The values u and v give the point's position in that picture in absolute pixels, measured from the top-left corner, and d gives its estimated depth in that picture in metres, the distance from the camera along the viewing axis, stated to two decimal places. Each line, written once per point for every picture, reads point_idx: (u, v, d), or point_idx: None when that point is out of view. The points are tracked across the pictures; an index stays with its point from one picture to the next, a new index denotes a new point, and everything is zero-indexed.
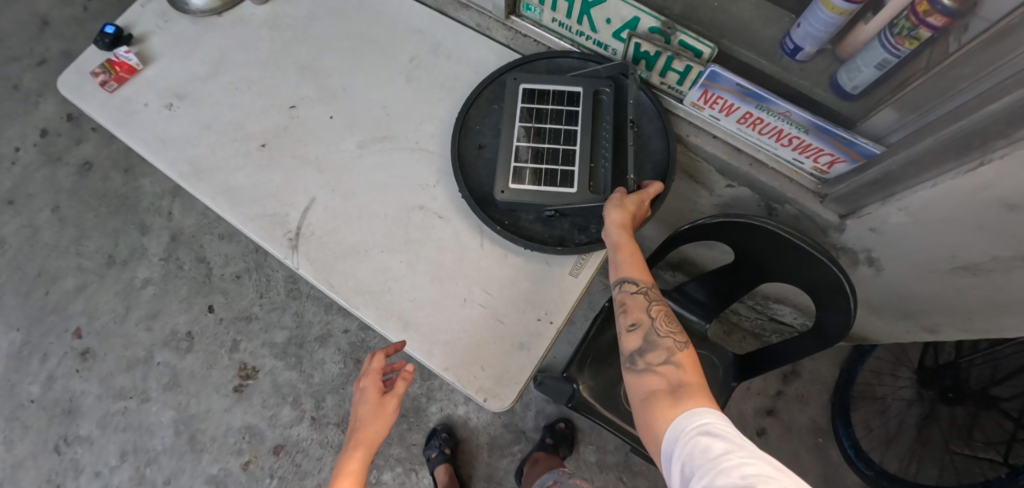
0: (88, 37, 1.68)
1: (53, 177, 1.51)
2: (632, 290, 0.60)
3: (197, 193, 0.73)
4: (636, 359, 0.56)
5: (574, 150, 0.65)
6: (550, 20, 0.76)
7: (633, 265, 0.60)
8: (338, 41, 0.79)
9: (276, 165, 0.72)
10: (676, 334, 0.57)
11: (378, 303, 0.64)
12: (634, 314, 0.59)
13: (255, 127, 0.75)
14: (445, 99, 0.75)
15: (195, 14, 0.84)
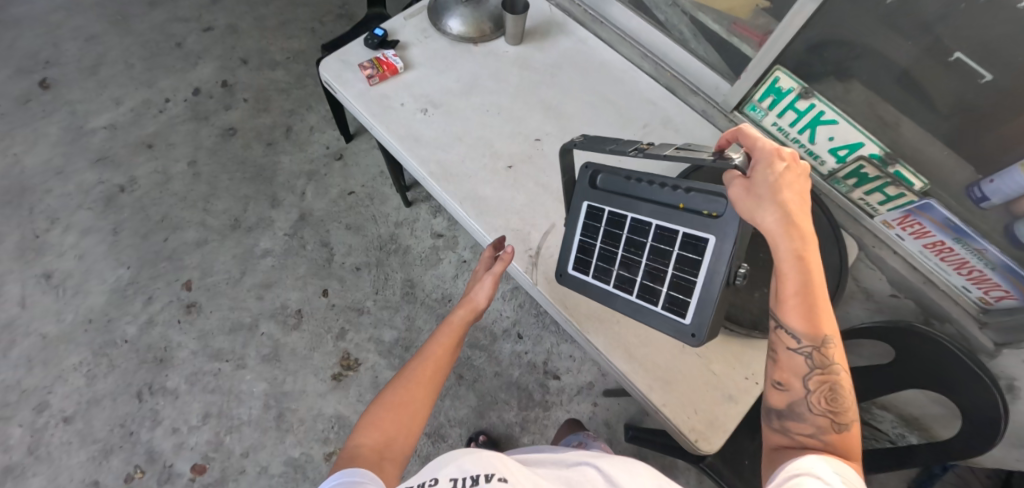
0: (255, 16, 1.80)
1: (196, 134, 1.59)
2: (789, 346, 0.52)
3: (442, 193, 0.81)
4: (773, 417, 0.54)
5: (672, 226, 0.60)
6: (771, 122, 0.88)
7: (794, 309, 0.50)
8: (583, 93, 0.91)
9: (521, 187, 0.81)
10: (834, 408, 0.50)
11: (607, 331, 0.72)
12: (784, 373, 0.53)
13: (503, 149, 0.84)
14: (672, 166, 0.86)
15: (452, 37, 0.96)
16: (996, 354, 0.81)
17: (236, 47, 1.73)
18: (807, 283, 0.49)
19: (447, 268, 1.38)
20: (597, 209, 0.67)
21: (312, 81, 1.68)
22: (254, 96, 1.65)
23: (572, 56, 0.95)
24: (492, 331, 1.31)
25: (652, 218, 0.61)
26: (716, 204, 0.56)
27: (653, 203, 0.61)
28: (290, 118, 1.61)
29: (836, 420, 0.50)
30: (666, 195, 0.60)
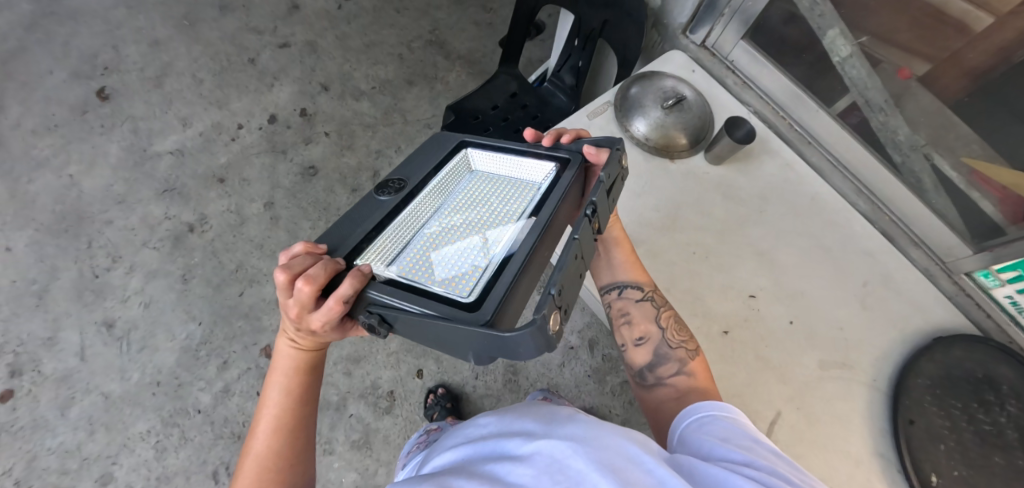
0: (335, 34, 1.63)
1: (273, 170, 1.44)
2: (636, 297, 0.66)
3: None
4: (647, 374, 0.61)
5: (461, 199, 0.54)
6: (1004, 295, 0.75)
7: (634, 267, 0.67)
8: (797, 238, 0.80)
9: (738, 360, 0.73)
10: (687, 343, 0.62)
11: None
12: (641, 326, 0.64)
13: (716, 308, 0.75)
14: (894, 337, 0.77)
15: (646, 148, 0.83)
16: None
17: (316, 71, 1.57)
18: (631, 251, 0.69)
19: (552, 355, 1.29)
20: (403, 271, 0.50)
21: (400, 118, 1.52)
22: (336, 130, 1.49)
23: (780, 184, 0.83)
24: None
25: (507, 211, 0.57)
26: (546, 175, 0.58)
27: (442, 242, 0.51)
28: (377, 161, 1.46)
29: (689, 347, 0.61)
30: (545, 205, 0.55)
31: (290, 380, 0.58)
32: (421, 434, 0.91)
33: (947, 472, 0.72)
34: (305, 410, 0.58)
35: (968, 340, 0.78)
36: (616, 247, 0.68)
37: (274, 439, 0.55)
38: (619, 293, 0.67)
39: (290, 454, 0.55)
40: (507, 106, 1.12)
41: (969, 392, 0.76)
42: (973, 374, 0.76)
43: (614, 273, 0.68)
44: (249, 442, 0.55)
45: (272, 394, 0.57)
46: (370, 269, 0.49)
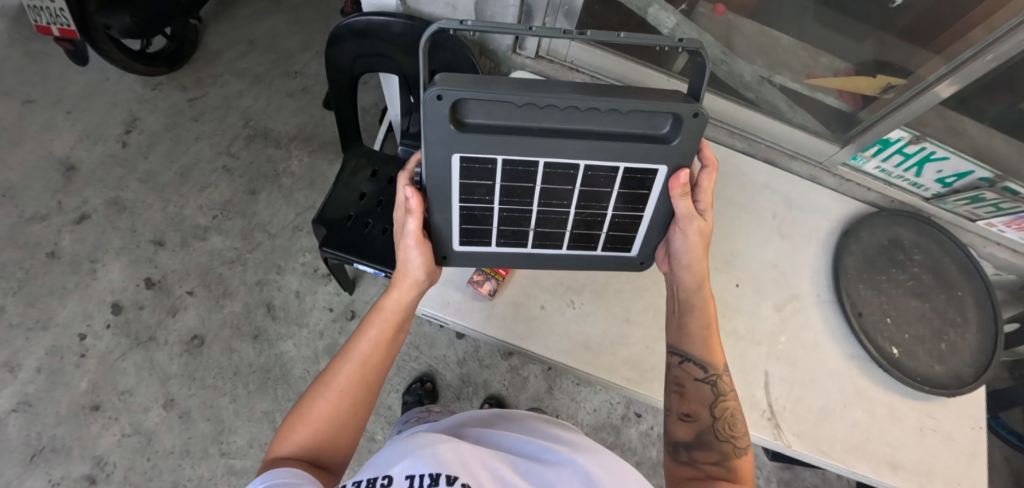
0: (139, 179, 1.38)
1: (151, 363, 1.21)
2: (695, 375, 0.62)
3: (654, 398, 0.69)
4: (682, 450, 0.59)
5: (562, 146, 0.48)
6: (873, 166, 0.86)
7: (703, 344, 0.63)
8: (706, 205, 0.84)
9: None
10: (737, 439, 0.58)
11: (868, 457, 0.72)
12: (693, 405, 0.61)
13: None
14: (814, 247, 0.84)
15: None
16: None
17: (139, 229, 1.33)
18: (706, 315, 0.64)
19: (537, 382, 1.29)
20: (486, 154, 0.49)
21: (265, 234, 1.36)
22: (200, 282, 1.30)
23: None
24: (616, 426, 1.27)
25: (578, 159, 0.49)
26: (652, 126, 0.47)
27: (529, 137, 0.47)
28: (265, 292, 1.30)
29: (739, 445, 0.58)
30: (598, 121, 0.46)
31: (385, 325, 0.59)
32: (418, 408, 1.05)
33: (903, 339, 0.79)
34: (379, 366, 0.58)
35: (866, 218, 0.86)
36: (688, 314, 0.65)
37: (348, 380, 0.55)
38: (680, 362, 0.63)
39: (346, 414, 0.54)
40: (377, 190, 1.02)
41: (889, 262, 0.84)
42: (882, 244, 0.85)
43: (677, 339, 0.64)
44: (327, 373, 0.57)
45: (365, 337, 0.58)
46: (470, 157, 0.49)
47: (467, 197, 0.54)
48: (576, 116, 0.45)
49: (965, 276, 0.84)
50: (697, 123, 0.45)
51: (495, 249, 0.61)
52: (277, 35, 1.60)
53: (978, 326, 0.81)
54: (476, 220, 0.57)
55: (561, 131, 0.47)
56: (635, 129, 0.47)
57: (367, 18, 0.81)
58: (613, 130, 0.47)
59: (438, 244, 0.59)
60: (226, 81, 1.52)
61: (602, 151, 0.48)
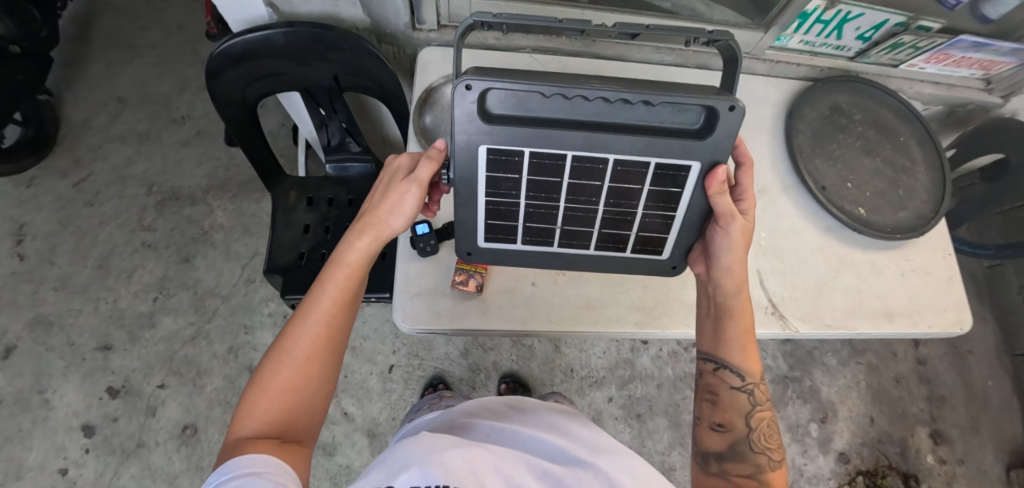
0: (55, 287, 1.23)
1: (150, 470, 1.12)
2: (732, 383, 0.60)
3: (666, 331, 0.70)
4: (712, 461, 0.58)
5: (595, 138, 0.48)
6: (797, 41, 0.87)
7: (741, 349, 0.60)
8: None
9: None
10: (771, 451, 0.57)
11: (865, 316, 0.77)
12: (727, 414, 0.59)
13: None
14: (765, 137, 0.85)
15: None
16: (1005, 103, 0.98)
17: (78, 340, 1.20)
18: (740, 322, 0.61)
19: (544, 346, 1.29)
20: (509, 147, 0.49)
21: (218, 298, 1.26)
22: (169, 370, 1.20)
23: None
24: (628, 360, 1.30)
25: (608, 154, 0.50)
26: (684, 120, 0.47)
27: (558, 127, 0.48)
28: (242, 356, 1.22)
29: (772, 457, 0.57)
30: (631, 112, 0.47)
31: (344, 283, 0.54)
32: (433, 397, 1.09)
33: (867, 198, 0.82)
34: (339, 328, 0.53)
35: (803, 95, 0.87)
36: (725, 318, 0.61)
37: (308, 345, 0.51)
38: (714, 369, 0.61)
39: (311, 384, 0.51)
40: (323, 218, 0.94)
41: (835, 129, 0.86)
42: (823, 115, 0.87)
43: (713, 344, 0.62)
44: (283, 339, 0.51)
45: (323, 297, 0.53)
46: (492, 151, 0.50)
47: (492, 191, 0.54)
48: (610, 109, 0.46)
49: (904, 120, 0.88)
50: (733, 118, 0.44)
51: (522, 247, 0.61)
52: (144, 82, 1.42)
53: (925, 164, 0.86)
54: (503, 215, 0.57)
55: (592, 123, 0.48)
56: (669, 121, 0.47)
57: (241, 38, 0.70)
58: (646, 123, 0.48)
59: (462, 238, 0.60)
60: (108, 151, 1.35)
61: (631, 145, 0.48)
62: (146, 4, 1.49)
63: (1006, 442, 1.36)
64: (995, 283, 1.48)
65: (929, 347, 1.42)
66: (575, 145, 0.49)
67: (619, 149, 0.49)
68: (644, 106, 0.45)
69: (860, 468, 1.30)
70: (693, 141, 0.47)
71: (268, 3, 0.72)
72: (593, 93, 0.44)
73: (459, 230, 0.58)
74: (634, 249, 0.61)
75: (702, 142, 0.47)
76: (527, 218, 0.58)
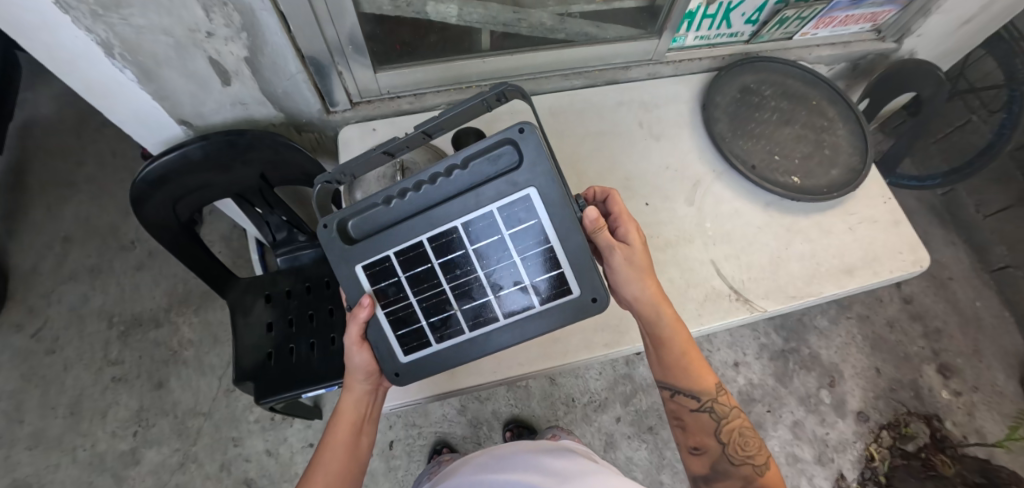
0: (27, 446, 1.17)
1: None
2: (692, 406, 0.63)
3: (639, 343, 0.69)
4: (703, 481, 0.63)
5: (466, 205, 0.52)
6: (693, 39, 0.91)
7: (690, 374, 0.62)
8: (582, 151, 0.84)
9: (660, 264, 0.76)
10: (750, 457, 0.61)
11: (827, 278, 0.77)
12: (698, 436, 0.63)
13: None
14: (687, 132, 0.88)
15: None
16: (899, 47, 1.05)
17: None
18: (675, 348, 0.61)
19: (540, 381, 1.27)
20: (408, 244, 0.54)
21: (202, 415, 1.21)
22: None
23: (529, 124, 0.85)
24: (626, 375, 1.28)
25: (497, 206, 0.52)
26: (498, 155, 0.50)
27: (437, 206, 0.52)
28: (237, 470, 1.17)
29: (755, 463, 0.61)
30: (471, 176, 0.51)
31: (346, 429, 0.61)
32: (434, 465, 1.05)
33: (797, 166, 0.84)
34: (348, 484, 0.60)
35: (711, 84, 0.91)
36: (661, 348, 0.61)
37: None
38: (671, 395, 0.63)
39: None
40: (281, 313, 0.91)
41: (751, 108, 0.89)
42: (735, 96, 0.90)
43: (661, 374, 0.63)
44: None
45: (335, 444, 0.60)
46: (404, 249, 0.54)
47: (417, 289, 0.56)
48: (458, 180, 0.52)
49: (814, 83, 0.92)
50: (528, 139, 0.48)
51: (437, 347, 0.57)
52: (88, 217, 1.41)
53: (842, 120, 0.89)
54: (406, 322, 0.57)
55: (428, 207, 0.53)
56: (502, 167, 0.51)
57: (157, 161, 0.70)
58: (492, 175, 0.51)
59: (382, 360, 0.58)
60: (62, 293, 1.32)
61: (497, 196, 0.51)
62: (77, 140, 1.50)
63: (1012, 357, 1.36)
64: (954, 208, 1.52)
65: (910, 285, 1.43)
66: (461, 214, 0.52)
67: (499, 203, 0.52)
68: (472, 162, 0.51)
69: (881, 423, 1.28)
70: (519, 170, 0.50)
71: (180, 122, 0.73)
72: (407, 185, 0.52)
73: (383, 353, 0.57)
74: (543, 300, 0.55)
75: (530, 169, 0.50)
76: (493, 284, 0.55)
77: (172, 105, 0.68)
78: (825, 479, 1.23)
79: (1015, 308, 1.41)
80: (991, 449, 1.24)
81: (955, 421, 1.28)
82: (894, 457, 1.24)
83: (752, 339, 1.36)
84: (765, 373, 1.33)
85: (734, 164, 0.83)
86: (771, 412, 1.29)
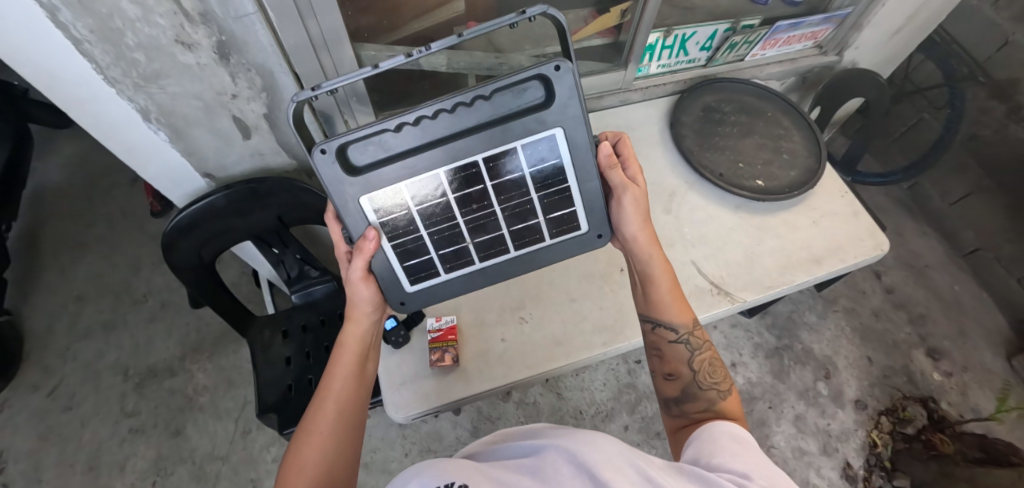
0: None
1: None
2: (669, 337, 0.64)
3: (634, 340, 0.75)
4: (672, 405, 0.62)
5: (482, 136, 0.52)
6: (656, 67, 1.03)
7: (671, 306, 0.64)
8: None
9: None
10: (719, 383, 0.61)
11: (799, 268, 0.85)
12: (672, 364, 0.64)
13: (603, 263, 0.83)
14: (659, 149, 0.97)
15: None
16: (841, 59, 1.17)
17: None
18: (665, 275, 0.65)
19: (549, 397, 1.31)
20: (419, 178, 0.55)
21: (219, 458, 1.24)
22: None
23: None
24: (630, 384, 1.33)
25: (517, 143, 0.54)
26: (527, 92, 0.51)
27: (452, 136, 0.52)
28: None
29: (721, 390, 0.61)
30: (493, 107, 0.51)
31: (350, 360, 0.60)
32: None
33: (760, 171, 0.93)
34: (358, 414, 0.57)
35: (676, 106, 1.01)
36: (650, 286, 0.65)
37: (335, 416, 0.55)
38: (652, 327, 0.65)
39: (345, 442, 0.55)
40: (299, 347, 0.96)
41: (714, 123, 0.99)
42: (698, 114, 1.00)
43: (645, 306, 0.67)
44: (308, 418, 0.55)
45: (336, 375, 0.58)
46: (416, 183, 0.55)
47: (432, 225, 0.59)
48: (477, 110, 0.51)
49: (768, 97, 1.03)
50: (563, 77, 0.49)
51: (448, 275, 0.64)
52: (101, 275, 1.46)
53: (796, 128, 0.99)
54: (415, 255, 0.61)
55: (444, 138, 0.52)
56: (528, 101, 0.51)
57: (186, 210, 0.77)
58: (514, 109, 0.52)
59: (389, 293, 0.63)
60: (78, 350, 1.36)
61: (518, 133, 0.53)
62: (88, 203, 1.57)
63: (994, 335, 1.43)
64: (919, 200, 1.62)
65: (889, 275, 1.51)
66: (477, 143, 0.53)
67: (515, 136, 0.53)
68: (498, 95, 0.50)
69: (879, 409, 1.33)
70: (549, 109, 0.52)
71: (204, 174, 0.81)
72: (426, 112, 0.50)
73: (393, 285, 0.62)
74: (552, 234, 0.63)
75: (556, 109, 0.52)
76: (507, 221, 0.61)
77: (197, 159, 0.77)
78: (833, 469, 1.26)
79: (990, 288, 1.49)
80: (987, 425, 1.29)
81: (949, 402, 1.33)
82: (896, 442, 1.28)
83: (746, 340, 1.42)
84: (763, 371, 1.38)
85: (704, 174, 0.92)
86: (773, 408, 1.33)
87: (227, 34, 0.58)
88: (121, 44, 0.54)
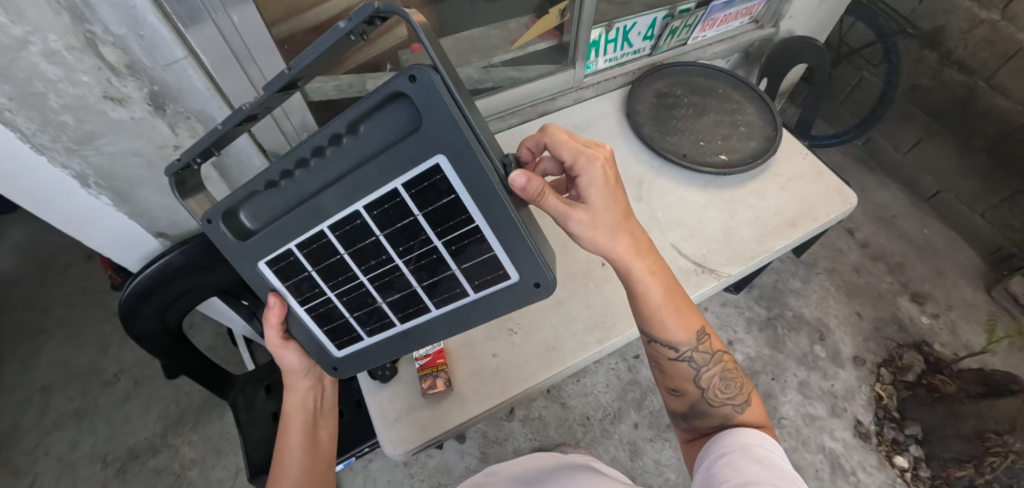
0: None
1: None
2: (671, 356, 0.62)
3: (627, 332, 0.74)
4: (683, 420, 0.64)
5: (365, 178, 0.43)
6: (603, 62, 1.03)
7: (668, 323, 0.61)
8: None
9: None
10: (730, 398, 0.61)
11: (776, 234, 0.86)
12: (678, 381, 0.63)
13: (584, 260, 0.82)
14: (619, 139, 0.98)
15: None
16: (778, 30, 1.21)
17: None
18: (646, 296, 0.60)
19: (553, 407, 1.27)
20: (313, 231, 0.48)
21: None
22: None
23: None
24: (632, 380, 1.31)
25: (400, 179, 0.43)
26: (394, 114, 0.40)
27: (333, 184, 0.44)
28: None
29: (735, 403, 0.60)
30: (369, 141, 0.42)
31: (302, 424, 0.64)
32: None
33: (721, 145, 0.94)
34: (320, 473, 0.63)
35: (628, 96, 1.02)
36: (639, 300, 0.60)
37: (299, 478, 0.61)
38: (650, 343, 0.63)
39: None
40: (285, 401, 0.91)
41: (667, 107, 1.00)
42: (651, 101, 1.01)
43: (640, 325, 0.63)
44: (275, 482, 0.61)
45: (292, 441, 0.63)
46: (315, 237, 0.48)
47: (335, 284, 0.53)
48: (353, 149, 0.42)
49: (715, 75, 1.05)
50: (423, 86, 0.37)
51: (372, 339, 0.57)
52: (65, 361, 1.38)
53: (748, 100, 1.01)
54: (330, 317, 0.56)
55: (327, 184, 0.44)
56: (399, 123, 0.41)
57: (143, 275, 0.73)
58: (396, 137, 0.41)
59: (320, 356, 0.59)
60: (49, 444, 1.26)
61: (398, 167, 0.42)
62: (42, 287, 1.49)
63: (969, 271, 1.47)
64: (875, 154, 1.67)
65: (862, 230, 1.55)
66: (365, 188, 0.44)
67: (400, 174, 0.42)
68: (365, 126, 0.41)
69: (878, 362, 1.34)
70: (418, 133, 0.40)
71: (157, 234, 0.77)
72: (289, 162, 0.43)
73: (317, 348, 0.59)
74: (474, 286, 0.50)
75: (424, 131, 0.39)
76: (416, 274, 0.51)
77: (149, 219, 0.73)
78: (846, 430, 1.26)
79: (957, 227, 1.54)
80: (981, 358, 1.31)
81: (942, 342, 1.36)
82: (900, 391, 1.29)
83: (738, 315, 1.43)
84: (760, 344, 1.38)
85: (668, 156, 0.93)
86: (776, 379, 1.32)
87: (159, 83, 0.57)
88: (45, 108, 0.51)
